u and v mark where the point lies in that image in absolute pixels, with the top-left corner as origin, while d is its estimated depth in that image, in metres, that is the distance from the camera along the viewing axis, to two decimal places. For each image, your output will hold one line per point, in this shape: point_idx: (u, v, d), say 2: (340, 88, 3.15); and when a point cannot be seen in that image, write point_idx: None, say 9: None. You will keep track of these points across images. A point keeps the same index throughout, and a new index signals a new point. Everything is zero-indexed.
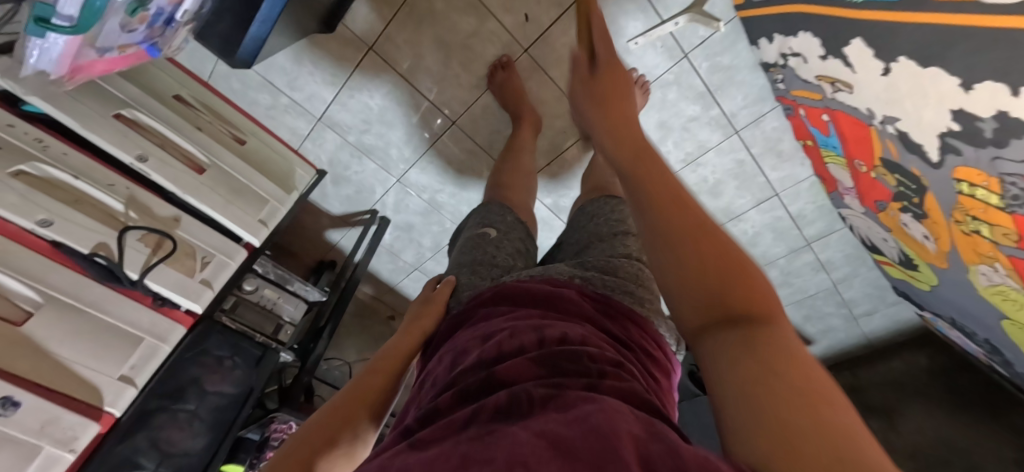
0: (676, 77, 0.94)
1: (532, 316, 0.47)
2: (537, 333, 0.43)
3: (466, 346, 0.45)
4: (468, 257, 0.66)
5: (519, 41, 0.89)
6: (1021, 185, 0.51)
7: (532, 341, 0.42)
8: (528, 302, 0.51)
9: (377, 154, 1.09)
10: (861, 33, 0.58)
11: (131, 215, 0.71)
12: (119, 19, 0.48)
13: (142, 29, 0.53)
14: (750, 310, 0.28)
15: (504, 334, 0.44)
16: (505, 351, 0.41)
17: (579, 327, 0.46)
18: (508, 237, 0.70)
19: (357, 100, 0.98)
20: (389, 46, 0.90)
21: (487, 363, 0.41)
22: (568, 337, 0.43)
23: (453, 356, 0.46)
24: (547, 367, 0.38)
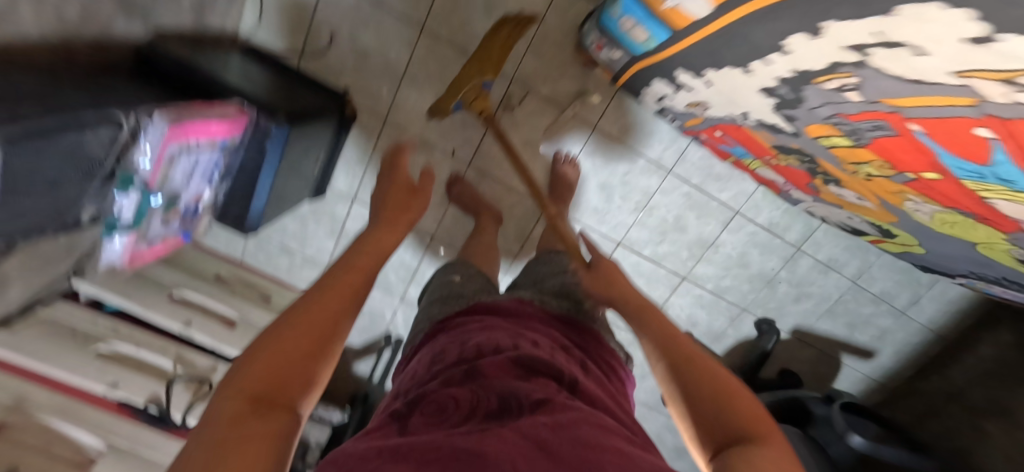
0: (595, 146, 1.12)
1: (504, 328, 0.58)
2: (511, 341, 0.54)
3: (446, 352, 0.55)
4: (438, 296, 0.79)
5: (462, 159, 1.13)
6: (841, 121, 0.60)
7: (507, 347, 0.52)
8: (505, 318, 0.62)
9: (379, 282, 1.27)
10: (673, 66, 0.75)
11: (177, 369, 0.88)
12: (159, 217, 0.72)
13: (177, 221, 0.77)
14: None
15: (482, 339, 0.54)
16: (485, 352, 0.51)
17: (545, 340, 0.56)
18: (470, 281, 0.81)
19: (353, 241, 1.21)
20: (368, 192, 1.16)
21: (467, 361, 0.51)
22: (539, 344, 0.54)
23: (434, 357, 0.56)
24: (530, 371, 0.48)
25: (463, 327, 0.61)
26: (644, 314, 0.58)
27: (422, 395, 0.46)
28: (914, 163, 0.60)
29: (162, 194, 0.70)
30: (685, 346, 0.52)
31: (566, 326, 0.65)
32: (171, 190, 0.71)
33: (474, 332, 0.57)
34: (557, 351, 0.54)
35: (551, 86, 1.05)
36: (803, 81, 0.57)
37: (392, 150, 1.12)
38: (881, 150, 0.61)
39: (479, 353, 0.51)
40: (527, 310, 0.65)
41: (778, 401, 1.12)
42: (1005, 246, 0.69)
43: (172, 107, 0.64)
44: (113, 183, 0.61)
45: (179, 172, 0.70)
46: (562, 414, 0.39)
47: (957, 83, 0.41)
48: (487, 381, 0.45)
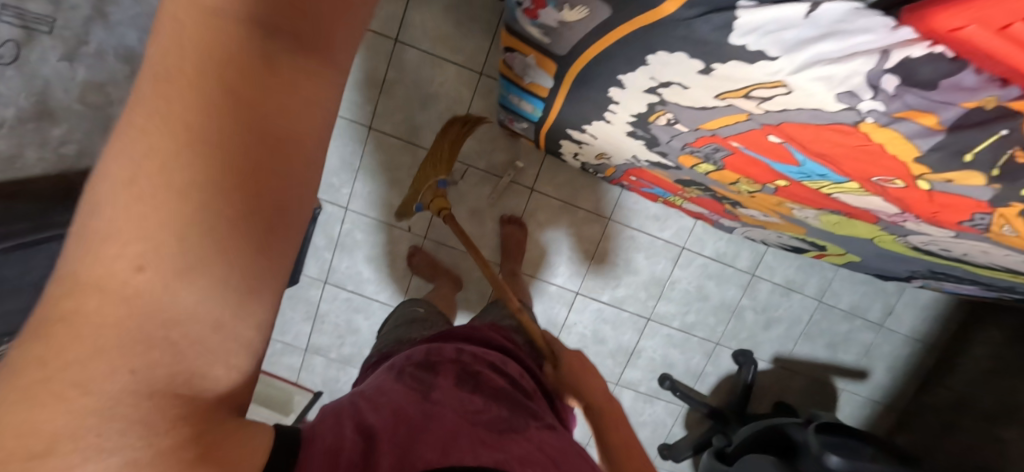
0: (537, 205, 1.23)
1: (498, 350, 0.70)
2: (498, 362, 0.65)
3: (444, 348, 0.64)
4: (405, 319, 0.86)
5: (419, 233, 1.25)
6: (692, 149, 0.70)
7: (498, 366, 0.64)
8: (488, 337, 0.73)
9: (356, 360, 1.32)
10: (563, 127, 0.87)
11: None
12: None
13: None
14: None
15: (476, 349, 0.66)
16: (486, 363, 0.63)
17: (525, 371, 0.69)
18: (435, 311, 0.91)
19: (328, 322, 1.29)
20: (338, 274, 1.27)
21: (464, 364, 0.61)
22: (522, 372, 0.67)
23: (431, 347, 0.65)
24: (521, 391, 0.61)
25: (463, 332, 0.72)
26: (613, 424, 0.65)
27: (430, 380, 0.55)
28: (763, 175, 0.68)
29: None
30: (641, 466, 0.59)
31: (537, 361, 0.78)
32: None
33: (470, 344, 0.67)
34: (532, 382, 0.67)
35: (487, 159, 1.20)
36: (644, 123, 0.67)
37: (355, 233, 1.24)
38: (735, 167, 0.70)
39: (477, 360, 0.63)
40: (511, 340, 0.77)
41: (758, 430, 1.08)
42: (887, 236, 0.74)
43: None
44: None
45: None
46: (554, 437, 0.51)
47: (724, 104, 0.51)
48: (492, 389, 0.57)
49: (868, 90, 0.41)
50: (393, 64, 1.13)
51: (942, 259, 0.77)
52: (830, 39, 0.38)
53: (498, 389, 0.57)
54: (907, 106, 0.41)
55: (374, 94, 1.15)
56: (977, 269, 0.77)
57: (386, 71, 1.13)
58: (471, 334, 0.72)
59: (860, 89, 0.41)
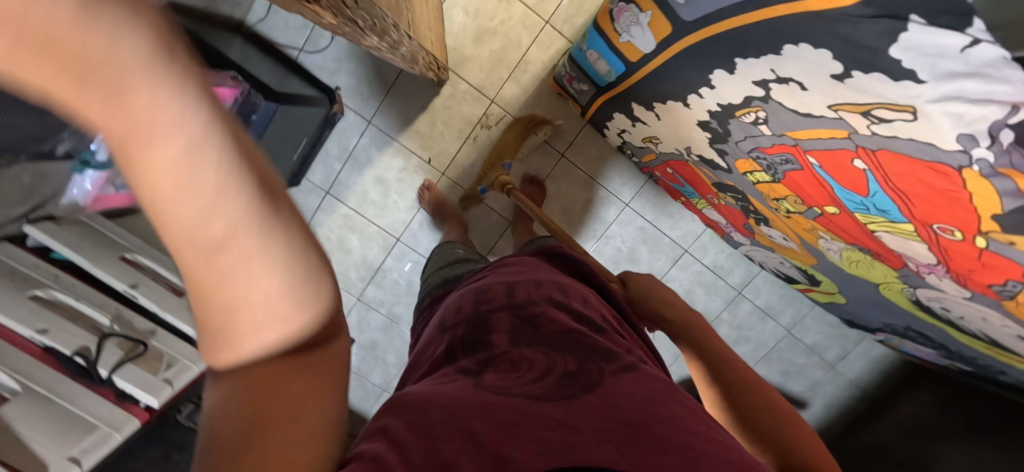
0: (562, 172, 1.22)
1: (559, 279, 0.62)
2: (561, 298, 0.57)
3: (494, 295, 0.58)
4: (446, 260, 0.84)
5: (438, 168, 1.20)
6: (761, 155, 0.71)
7: (559, 301, 0.57)
8: (542, 269, 0.66)
9: (339, 278, 1.28)
10: (629, 100, 0.86)
11: (114, 327, 0.86)
12: None
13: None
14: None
15: (531, 285, 0.59)
16: (541, 303, 0.56)
17: (595, 299, 0.61)
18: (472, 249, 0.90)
19: (320, 234, 1.24)
20: (342, 188, 1.21)
21: (519, 311, 0.54)
22: (588, 303, 0.59)
23: (481, 297, 0.58)
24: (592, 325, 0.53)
25: (516, 269, 0.65)
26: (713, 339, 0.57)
27: (483, 344, 0.49)
28: (818, 196, 0.70)
29: None
30: (754, 380, 0.51)
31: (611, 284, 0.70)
32: None
33: (525, 280, 0.60)
34: (604, 311, 0.59)
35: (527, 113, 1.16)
36: (727, 115, 0.67)
37: (372, 151, 1.18)
38: (793, 184, 0.72)
39: (531, 300, 0.56)
40: (580, 267, 0.69)
41: None
42: (898, 284, 0.79)
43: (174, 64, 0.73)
44: None
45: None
46: (640, 384, 0.44)
47: (834, 116, 0.51)
48: (552, 337, 0.50)
49: (987, 138, 0.41)
50: None
51: (932, 318, 0.83)
52: (976, 78, 0.38)
53: (559, 334, 0.50)
54: (1011, 165, 0.41)
55: None
56: (959, 335, 0.84)
57: None
58: (526, 267, 0.65)
59: (982, 135, 0.41)
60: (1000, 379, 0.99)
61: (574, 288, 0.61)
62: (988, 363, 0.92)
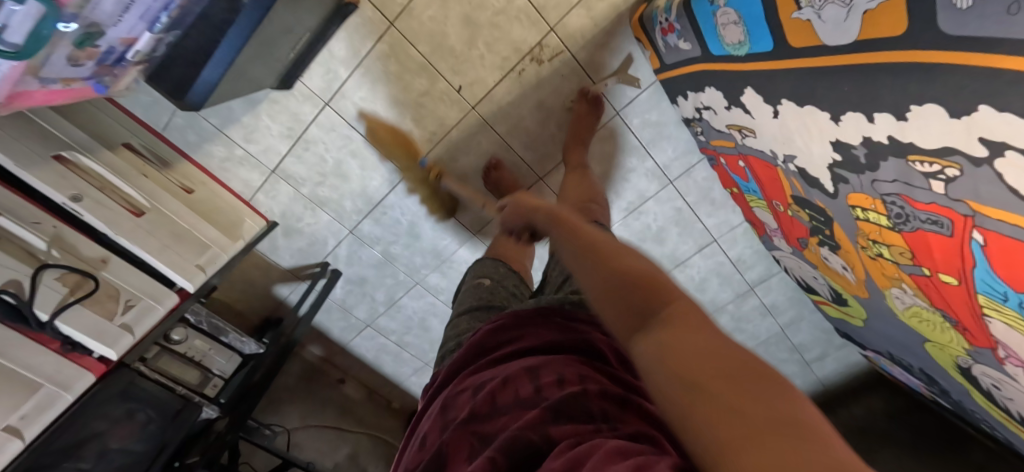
0: (611, 132, 1.04)
1: (531, 361, 0.53)
2: (528, 380, 0.50)
3: (459, 402, 0.53)
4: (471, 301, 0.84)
5: (467, 100, 0.99)
6: (899, 203, 0.58)
7: (526, 388, 0.49)
8: (517, 349, 0.59)
9: (330, 206, 1.11)
10: (748, 83, 0.67)
11: (53, 253, 0.69)
12: (67, 50, 0.50)
13: (91, 65, 0.55)
14: (703, 353, 0.27)
15: (498, 382, 0.52)
16: (506, 408, 0.48)
17: (582, 368, 0.52)
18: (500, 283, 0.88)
19: (313, 152, 1.03)
20: (346, 103, 0.98)
21: (479, 416, 0.48)
22: (565, 380, 0.48)
23: (451, 407, 0.53)
24: (549, 407, 0.44)
25: (485, 364, 0.58)
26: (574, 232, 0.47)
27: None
28: (941, 264, 0.60)
29: (79, 20, 0.48)
30: (601, 242, 0.43)
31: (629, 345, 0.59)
32: (92, 18, 0.49)
33: (488, 374, 0.54)
34: (587, 377, 0.48)
35: (591, 54, 0.94)
36: (894, 151, 0.52)
37: (390, 62, 0.94)
38: (915, 241, 0.61)
39: (494, 406, 0.49)
40: (577, 332, 0.60)
41: None
42: (958, 351, 0.74)
43: None
44: None
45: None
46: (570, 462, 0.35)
47: None
48: (503, 438, 0.42)
49: None
50: None
51: (966, 381, 0.81)
52: None
53: (511, 435, 0.42)
54: None
55: None
56: (985, 402, 0.82)
57: None
58: (498, 358, 0.58)
59: None
60: (978, 426, 1.04)
61: (545, 361, 0.53)
62: (983, 419, 0.94)
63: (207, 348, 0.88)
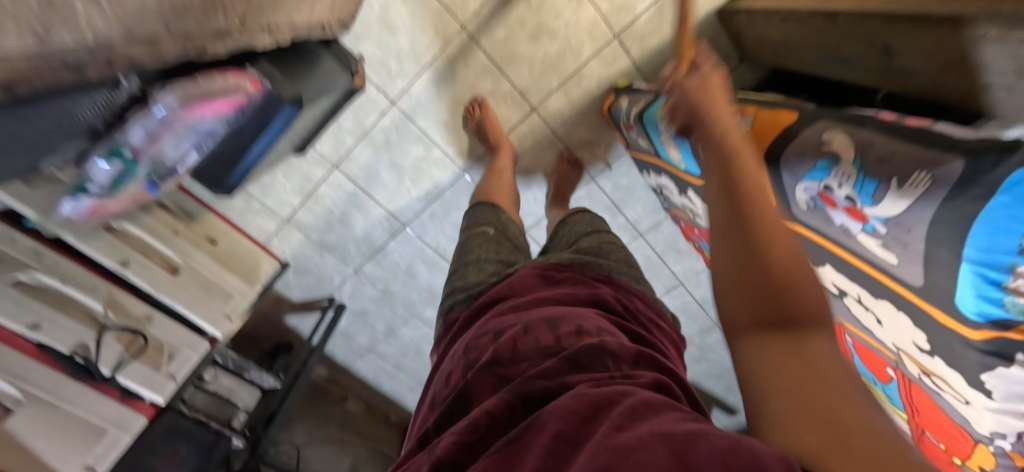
0: (587, 193, 1.17)
1: (553, 312, 0.58)
2: (548, 329, 0.55)
3: (480, 344, 0.57)
4: (478, 253, 0.84)
5: (458, 165, 1.13)
6: None
7: (547, 337, 0.54)
8: (537, 303, 0.63)
9: (337, 249, 1.24)
10: (688, 187, 0.81)
11: (109, 315, 0.82)
12: (139, 181, 0.66)
13: (156, 179, 0.70)
14: (821, 356, 0.32)
15: (518, 330, 0.56)
16: (526, 354, 0.52)
17: (599, 321, 0.57)
18: (504, 236, 0.90)
19: (322, 206, 1.17)
20: (352, 166, 1.11)
21: (501, 358, 0.52)
22: (584, 330, 0.54)
23: (470, 350, 0.58)
24: (567, 357, 0.49)
25: (506, 309, 0.63)
26: (725, 142, 0.45)
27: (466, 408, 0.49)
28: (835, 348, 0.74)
29: (147, 162, 0.64)
30: (747, 180, 0.41)
31: (633, 307, 0.68)
32: (156, 159, 0.65)
33: (507, 321, 0.59)
34: (605, 331, 0.55)
35: (568, 129, 1.09)
36: None
37: (391, 133, 1.07)
38: None
39: (516, 352, 0.53)
40: (592, 291, 0.66)
41: None
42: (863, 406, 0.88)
43: (193, 84, 0.56)
44: (98, 146, 0.57)
45: (138, 141, 0.58)
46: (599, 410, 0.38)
47: (894, 349, 0.53)
48: (522, 383, 0.47)
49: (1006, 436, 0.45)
50: None
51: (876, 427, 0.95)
52: None
53: (529, 382, 0.47)
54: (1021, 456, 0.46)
55: None
56: None
57: None
58: (516, 305, 0.63)
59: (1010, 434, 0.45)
60: None
61: (566, 313, 0.58)
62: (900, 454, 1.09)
63: (233, 385, 1.03)
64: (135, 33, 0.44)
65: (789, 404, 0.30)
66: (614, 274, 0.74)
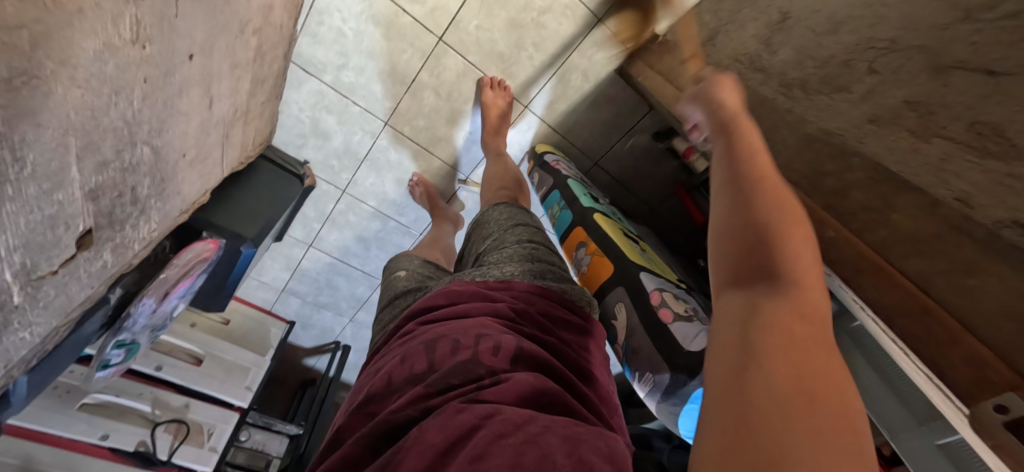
0: None
1: (436, 331, 0.50)
2: (427, 352, 0.47)
3: (363, 383, 0.51)
4: (387, 297, 0.74)
5: (415, 229, 1.27)
6: None
7: (427, 358, 0.47)
8: (429, 313, 0.56)
9: (331, 306, 1.45)
10: None
11: (156, 412, 1.04)
12: (144, 341, 0.88)
13: (152, 333, 0.90)
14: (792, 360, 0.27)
15: (397, 359, 0.49)
16: (398, 387, 0.46)
17: (483, 327, 0.49)
18: (417, 272, 0.79)
19: (307, 276, 1.35)
20: (323, 244, 1.27)
21: (376, 393, 0.47)
22: (460, 345, 0.46)
23: (355, 392, 0.51)
24: (432, 384, 0.43)
25: (394, 341, 0.56)
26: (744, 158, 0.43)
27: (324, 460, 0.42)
28: None
29: (143, 331, 0.84)
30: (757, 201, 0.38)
31: (540, 298, 0.58)
32: (148, 326, 0.85)
33: (391, 354, 0.51)
34: (483, 336, 0.47)
35: None
36: None
37: (349, 215, 1.21)
38: None
39: (390, 386, 0.46)
40: (488, 296, 0.56)
41: None
42: None
43: (159, 283, 0.77)
44: (104, 340, 0.77)
45: (134, 325, 0.79)
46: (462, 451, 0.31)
47: None
48: (381, 419, 0.41)
49: None
50: (429, 66, 0.95)
51: None
52: None
53: (391, 415, 0.41)
54: None
55: (399, 91, 0.99)
56: None
57: (419, 72, 0.96)
58: (407, 331, 0.56)
59: None
60: None
61: (451, 323, 0.51)
62: None
63: (265, 438, 1.28)
64: (69, 306, 0.59)
65: (744, 357, 0.28)
66: (516, 277, 0.61)
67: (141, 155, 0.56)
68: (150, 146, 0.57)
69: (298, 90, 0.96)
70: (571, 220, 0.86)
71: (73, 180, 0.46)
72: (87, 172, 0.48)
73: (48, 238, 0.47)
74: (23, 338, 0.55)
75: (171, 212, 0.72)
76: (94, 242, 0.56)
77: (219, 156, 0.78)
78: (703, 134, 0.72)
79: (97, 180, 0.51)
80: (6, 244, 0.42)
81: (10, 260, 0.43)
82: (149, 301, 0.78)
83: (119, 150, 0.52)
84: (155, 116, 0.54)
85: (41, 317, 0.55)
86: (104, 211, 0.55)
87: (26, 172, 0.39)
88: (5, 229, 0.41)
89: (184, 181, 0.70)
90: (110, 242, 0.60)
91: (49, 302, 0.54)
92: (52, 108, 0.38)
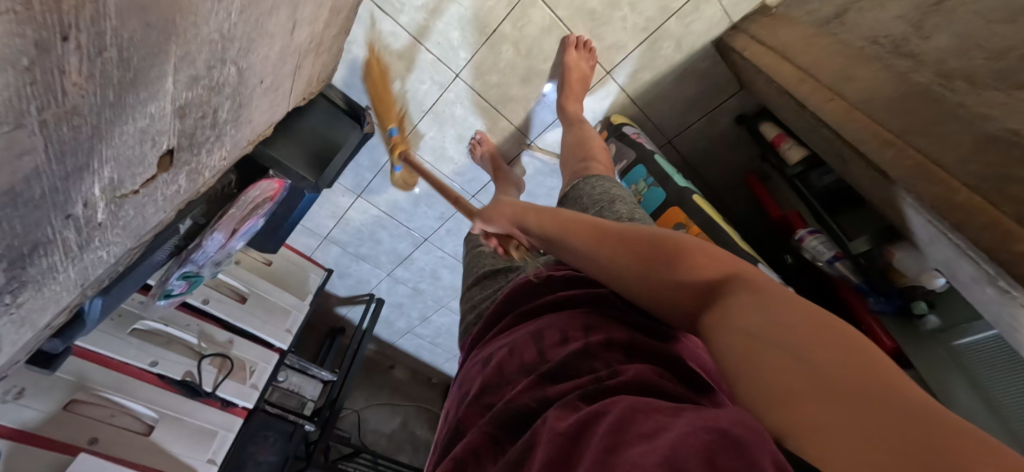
0: None
1: (539, 322, 0.48)
2: (535, 344, 0.45)
3: (470, 377, 0.50)
4: (477, 276, 0.74)
5: (467, 190, 1.23)
6: None
7: (537, 350, 0.45)
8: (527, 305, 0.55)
9: (370, 258, 1.44)
10: None
11: (203, 345, 1.04)
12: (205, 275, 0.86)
13: (213, 268, 0.88)
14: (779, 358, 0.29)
15: (503, 351, 0.47)
16: (509, 377, 0.44)
17: (587, 316, 0.47)
18: (502, 252, 0.79)
19: (352, 226, 1.33)
20: (373, 195, 1.24)
21: (487, 385, 0.45)
22: (568, 335, 0.44)
23: (462, 388, 0.50)
24: (544, 373, 0.41)
25: (495, 334, 0.55)
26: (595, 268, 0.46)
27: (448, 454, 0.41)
28: None
29: (207, 265, 0.83)
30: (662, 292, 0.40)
31: None
32: (211, 262, 0.83)
33: (494, 347, 0.50)
34: (591, 325, 0.44)
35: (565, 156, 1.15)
36: None
37: None
38: None
39: (500, 376, 0.45)
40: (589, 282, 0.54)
41: None
42: None
43: (229, 218, 0.75)
44: (173, 273, 0.76)
45: (200, 259, 0.78)
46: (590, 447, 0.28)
47: None
48: (499, 410, 0.39)
49: None
50: (513, 17, 0.88)
51: None
52: None
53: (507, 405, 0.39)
54: None
55: (477, 42, 0.92)
56: None
57: (502, 23, 0.89)
58: (507, 323, 0.55)
59: None
60: None
61: (555, 315, 0.49)
62: None
63: (301, 381, 1.30)
64: (142, 230, 0.57)
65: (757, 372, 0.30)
66: None
67: (227, 76, 0.52)
68: (237, 67, 0.52)
69: (371, 29, 0.90)
70: (665, 200, 0.82)
71: (167, 92, 0.41)
72: (180, 86, 0.43)
73: (136, 153, 0.43)
74: (101, 258, 0.52)
75: (240, 142, 0.68)
76: (173, 166, 0.53)
77: (287, 88, 0.74)
78: (838, 124, 0.65)
79: (187, 96, 0.46)
80: (101, 156, 0.38)
81: (101, 174, 0.40)
82: (218, 236, 0.76)
83: (210, 66, 0.46)
84: (247, 33, 0.49)
85: (118, 237, 0.52)
86: (186, 133, 0.51)
87: (127, 76, 0.35)
88: (100, 139, 0.36)
89: (256, 110, 0.66)
90: (187, 167, 0.56)
91: (126, 223, 0.52)
92: (161, 5, 0.32)
